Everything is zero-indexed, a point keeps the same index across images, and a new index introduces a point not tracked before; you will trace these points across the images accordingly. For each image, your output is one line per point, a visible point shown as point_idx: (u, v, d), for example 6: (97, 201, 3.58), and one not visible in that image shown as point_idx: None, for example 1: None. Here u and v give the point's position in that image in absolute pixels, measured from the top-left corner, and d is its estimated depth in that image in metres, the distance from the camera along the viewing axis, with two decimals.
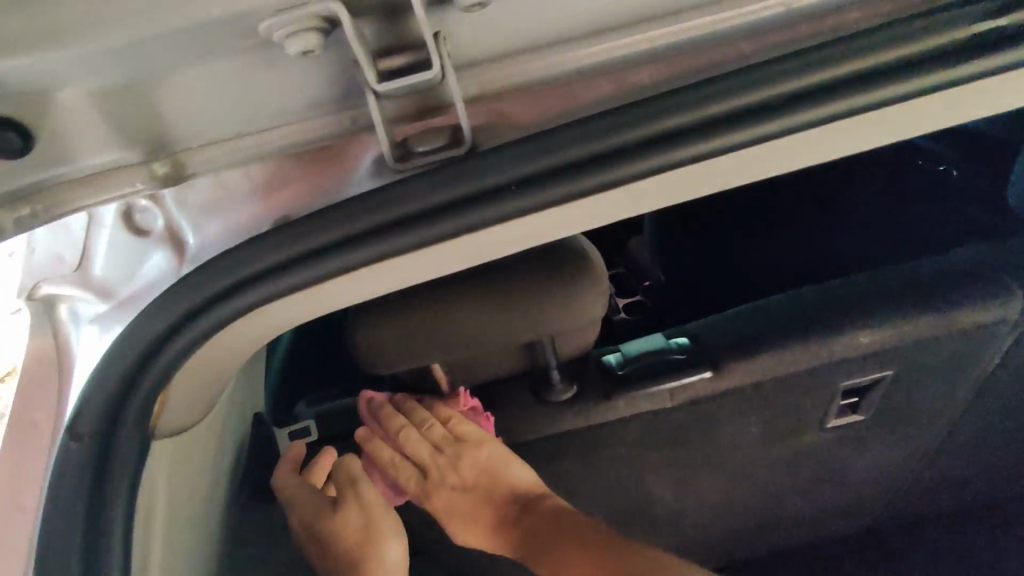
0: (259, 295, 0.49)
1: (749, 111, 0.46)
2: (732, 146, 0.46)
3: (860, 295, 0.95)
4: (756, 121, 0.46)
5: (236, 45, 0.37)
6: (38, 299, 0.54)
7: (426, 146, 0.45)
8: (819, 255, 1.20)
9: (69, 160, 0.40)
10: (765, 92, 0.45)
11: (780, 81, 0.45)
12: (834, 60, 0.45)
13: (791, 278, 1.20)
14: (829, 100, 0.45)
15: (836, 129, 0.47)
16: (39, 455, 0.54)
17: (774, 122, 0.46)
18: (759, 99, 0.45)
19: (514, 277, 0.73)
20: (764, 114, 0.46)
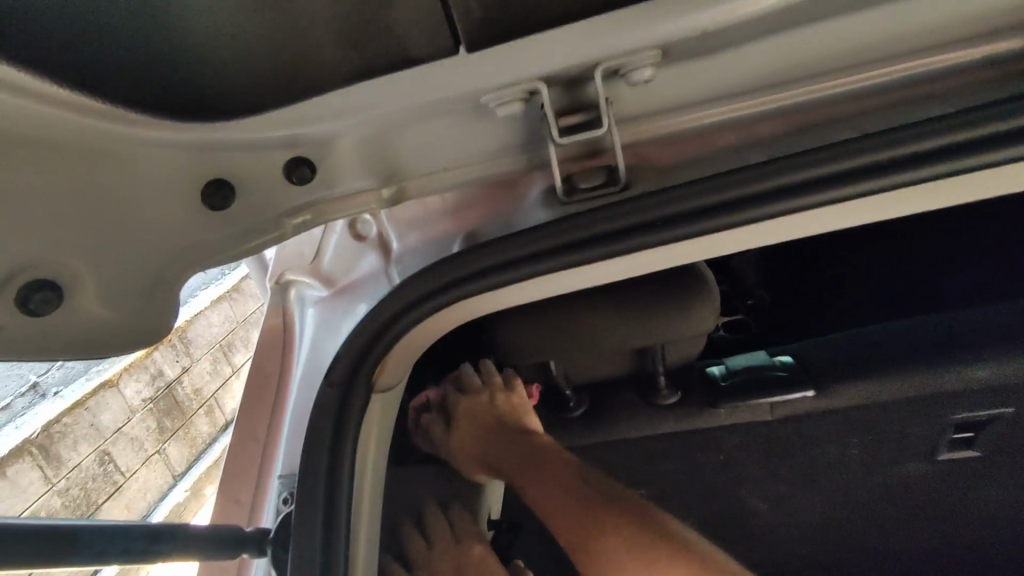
0: (442, 300, 0.56)
1: (883, 165, 0.50)
2: (857, 194, 0.51)
3: (976, 330, 0.97)
4: (882, 175, 0.50)
5: (460, 108, 0.51)
6: (280, 283, 0.72)
7: (587, 183, 0.56)
8: (938, 286, 1.20)
9: (330, 185, 0.54)
10: (894, 151, 0.50)
11: (912, 141, 0.49)
12: (967, 124, 0.49)
13: (905, 307, 1.21)
14: (956, 159, 0.49)
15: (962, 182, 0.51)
16: (267, 402, 0.70)
17: (910, 174, 0.50)
18: (887, 157, 0.50)
19: (636, 290, 0.83)
20: (891, 170, 0.50)
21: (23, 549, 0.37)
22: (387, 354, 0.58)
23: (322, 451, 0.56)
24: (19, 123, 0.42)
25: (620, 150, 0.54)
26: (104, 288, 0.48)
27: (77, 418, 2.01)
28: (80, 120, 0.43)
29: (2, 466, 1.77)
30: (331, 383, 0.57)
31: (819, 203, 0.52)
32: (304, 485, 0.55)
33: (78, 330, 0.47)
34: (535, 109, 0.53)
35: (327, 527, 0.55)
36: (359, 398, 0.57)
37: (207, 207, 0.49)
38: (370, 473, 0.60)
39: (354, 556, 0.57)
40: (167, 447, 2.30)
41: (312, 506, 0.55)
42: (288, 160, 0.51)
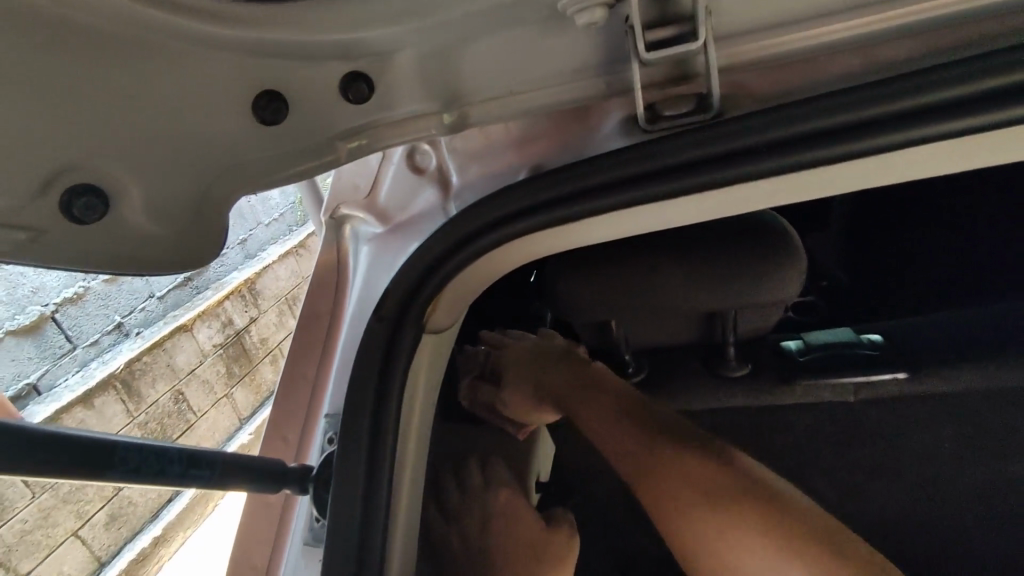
0: (503, 234, 0.51)
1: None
2: (1010, 120, 0.41)
3: None
4: None
5: (534, 17, 0.45)
6: (335, 217, 0.69)
7: (673, 111, 0.49)
8: None
9: (387, 106, 0.50)
10: None
11: None
12: None
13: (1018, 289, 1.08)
14: None
15: None
16: (319, 339, 0.68)
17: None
18: None
19: (712, 245, 0.76)
20: None
21: (58, 456, 0.36)
22: (441, 292, 0.54)
23: (368, 390, 0.53)
24: (69, 8, 0.38)
25: (716, 73, 0.46)
26: (150, 203, 0.45)
27: (155, 357, 2.11)
28: (133, 10, 0.40)
29: (89, 397, 1.88)
30: (380, 320, 0.54)
31: (961, 135, 0.43)
32: (349, 424, 0.52)
33: (123, 247, 0.45)
34: (618, 21, 0.46)
35: (369, 469, 0.52)
36: (409, 337, 0.54)
37: (258, 121, 0.46)
38: (418, 418, 0.56)
39: (397, 502, 0.54)
40: (235, 391, 2.41)
41: (356, 445, 0.52)
42: (343, 76, 0.47)
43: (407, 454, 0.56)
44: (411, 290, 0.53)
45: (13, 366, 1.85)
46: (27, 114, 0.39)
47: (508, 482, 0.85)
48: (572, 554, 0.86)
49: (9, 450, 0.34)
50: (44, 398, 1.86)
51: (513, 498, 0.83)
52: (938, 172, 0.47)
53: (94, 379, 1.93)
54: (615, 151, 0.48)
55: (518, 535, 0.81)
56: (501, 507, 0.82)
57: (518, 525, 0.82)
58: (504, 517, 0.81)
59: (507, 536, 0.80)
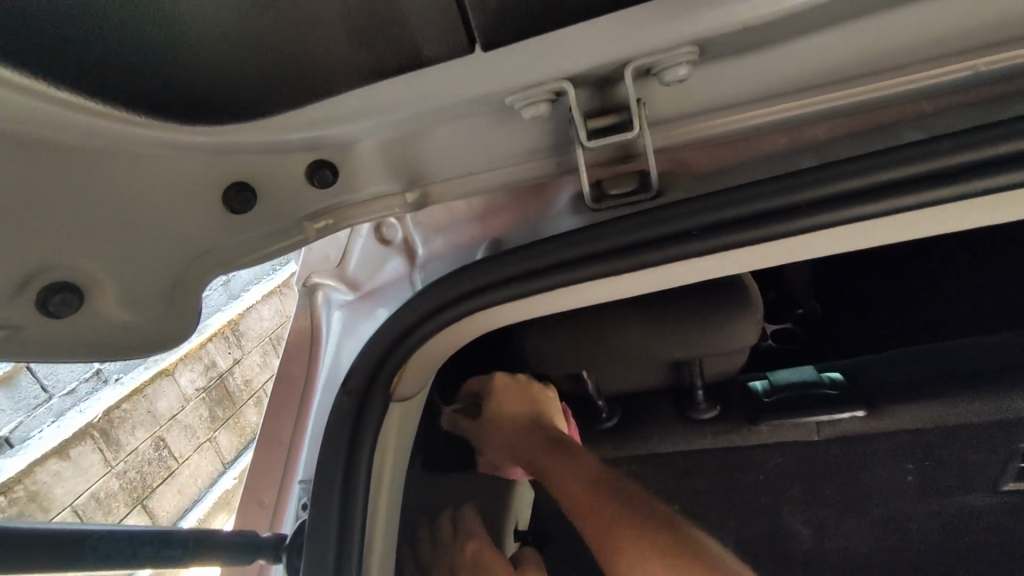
0: (462, 308, 0.54)
1: (940, 174, 0.46)
2: (907, 206, 0.47)
3: None
4: (937, 186, 0.46)
5: (486, 110, 0.49)
6: (307, 285, 0.71)
7: (618, 189, 0.53)
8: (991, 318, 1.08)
9: (351, 190, 0.53)
10: (949, 159, 0.45)
11: (968, 150, 0.45)
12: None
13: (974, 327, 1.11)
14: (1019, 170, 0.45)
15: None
16: (293, 404, 0.70)
17: (977, 183, 0.46)
18: (944, 165, 0.46)
19: (672, 298, 0.79)
20: (948, 181, 0.46)
21: (28, 550, 0.38)
22: (407, 362, 0.57)
23: (337, 458, 0.55)
24: (38, 128, 0.41)
25: (653, 156, 0.50)
26: (125, 293, 0.48)
27: (135, 404, 2.07)
28: (103, 125, 0.43)
29: (64, 449, 1.85)
30: (349, 391, 0.56)
31: (870, 214, 0.47)
32: (319, 492, 0.54)
33: (101, 332, 0.48)
34: (563, 111, 0.50)
35: (339, 538, 0.53)
36: (377, 406, 0.56)
37: (227, 210, 0.49)
38: (387, 483, 0.58)
39: (367, 567, 0.56)
40: (218, 435, 2.40)
41: (326, 515, 0.54)
42: (309, 164, 0.51)
43: (378, 524, 0.57)
44: (377, 361, 0.56)
45: None
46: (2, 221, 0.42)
47: (478, 533, 0.84)
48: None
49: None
50: (16, 452, 1.81)
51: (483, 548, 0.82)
52: (858, 246, 0.51)
53: (71, 429, 1.88)
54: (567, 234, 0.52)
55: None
56: (469, 561, 0.80)
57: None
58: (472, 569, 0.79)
59: None
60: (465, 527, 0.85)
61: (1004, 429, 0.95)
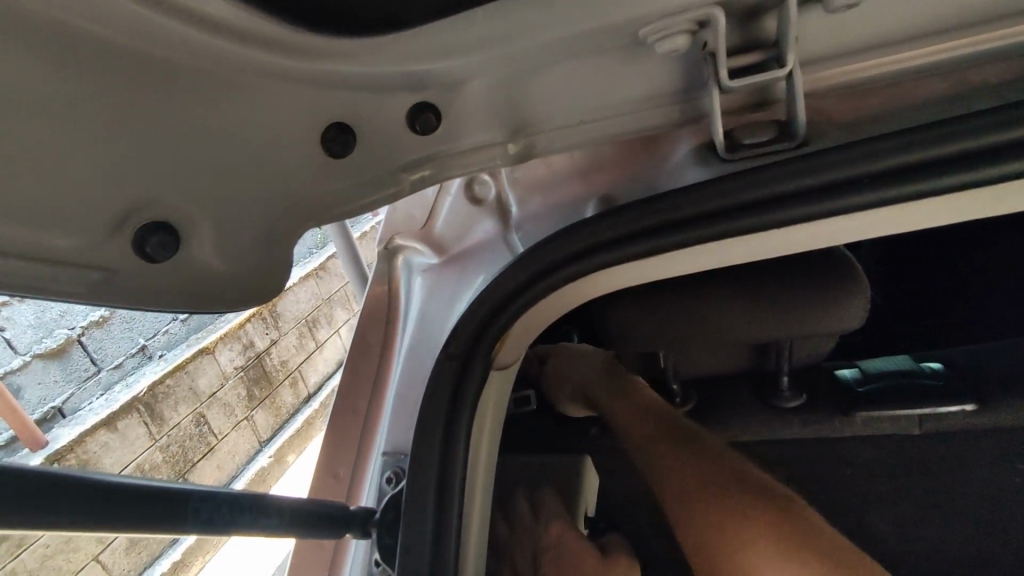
0: (572, 271, 0.50)
1: None
2: None
3: None
4: None
5: (611, 46, 0.44)
6: (388, 248, 0.67)
7: (754, 139, 0.46)
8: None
9: (453, 137, 0.48)
10: None
11: None
12: None
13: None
14: None
15: None
16: (371, 374, 0.67)
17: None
18: None
19: (769, 271, 0.73)
20: None
21: (126, 510, 0.35)
22: (508, 329, 0.52)
23: (435, 431, 0.50)
24: (136, 39, 0.36)
25: (801, 99, 0.44)
26: (223, 240, 0.45)
27: (179, 380, 2.10)
28: (201, 40, 0.38)
29: (112, 420, 1.87)
30: (449, 356, 0.52)
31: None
32: (414, 467, 0.50)
33: (192, 284, 0.44)
34: (698, 48, 0.45)
35: (437, 518, 0.49)
36: (475, 376, 0.51)
37: (327, 154, 0.45)
38: (482, 460, 0.54)
39: (464, 553, 0.51)
40: (255, 414, 2.41)
41: (422, 491, 0.49)
42: (411, 107, 0.46)
43: (474, 503, 0.53)
44: (477, 326, 0.51)
45: (39, 390, 1.84)
46: (87, 145, 0.38)
47: (560, 514, 0.80)
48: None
49: (57, 506, 0.32)
50: (68, 421, 1.84)
51: (566, 536, 0.77)
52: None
53: (118, 403, 1.92)
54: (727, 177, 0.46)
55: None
56: (555, 541, 0.77)
57: (569, 559, 0.76)
58: (557, 552, 0.76)
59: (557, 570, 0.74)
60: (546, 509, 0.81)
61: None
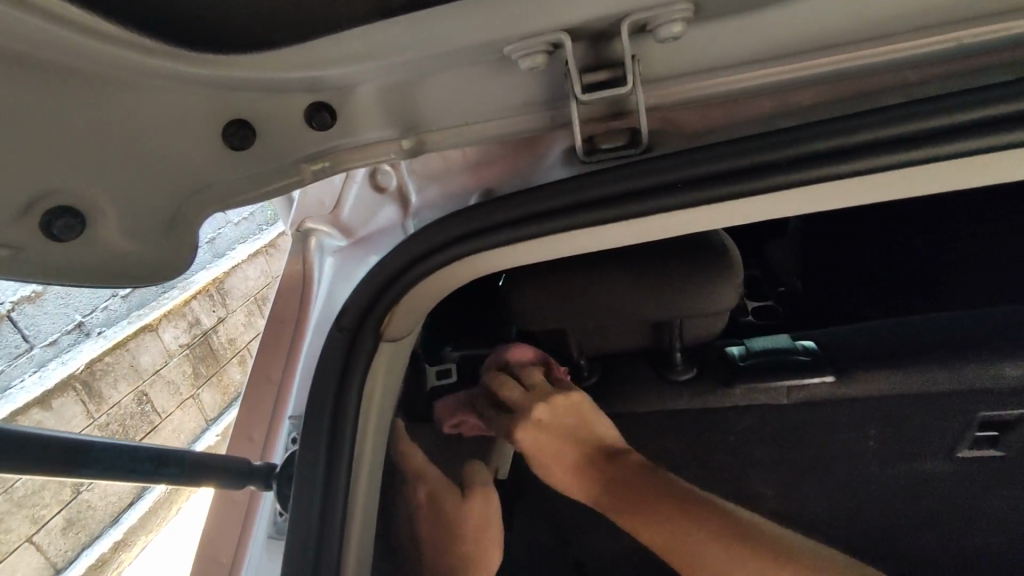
0: (450, 254, 0.56)
1: (913, 138, 0.48)
2: (876, 167, 0.50)
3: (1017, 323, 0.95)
4: (903, 148, 0.49)
5: (483, 59, 0.50)
6: (301, 231, 0.72)
7: (609, 144, 0.55)
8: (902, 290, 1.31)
9: (348, 134, 0.54)
10: (911, 126, 0.48)
11: (926, 118, 0.48)
12: (987, 102, 0.47)
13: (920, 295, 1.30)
14: (972, 135, 0.48)
15: (975, 161, 0.49)
16: (284, 345, 0.73)
17: (948, 147, 0.48)
18: (909, 131, 0.48)
19: (655, 258, 0.83)
20: (910, 144, 0.49)
21: (29, 457, 0.40)
22: (396, 305, 0.59)
23: (328, 395, 0.57)
24: (34, 47, 0.41)
25: (644, 112, 0.52)
26: (127, 221, 0.49)
27: (118, 357, 2.09)
28: (96, 49, 0.43)
29: (47, 398, 1.87)
30: (341, 328, 0.58)
31: (842, 172, 0.50)
32: (309, 426, 0.57)
33: (100, 261, 0.49)
34: (560, 65, 0.51)
35: (327, 469, 0.57)
36: (365, 346, 0.58)
37: (228, 146, 0.50)
38: (373, 422, 0.61)
39: (353, 499, 0.60)
40: (201, 393, 2.41)
41: (315, 445, 0.57)
42: (308, 107, 0.52)
43: (363, 460, 0.60)
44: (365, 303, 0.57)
45: None
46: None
47: (431, 470, 0.88)
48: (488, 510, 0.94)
49: None
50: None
51: (438, 486, 0.89)
52: (826, 204, 0.54)
53: (53, 380, 1.91)
54: (609, 170, 0.53)
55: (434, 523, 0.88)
56: (423, 499, 0.87)
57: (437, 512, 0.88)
58: (426, 507, 0.87)
59: (427, 527, 0.88)
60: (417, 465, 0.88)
61: (978, 398, 0.96)
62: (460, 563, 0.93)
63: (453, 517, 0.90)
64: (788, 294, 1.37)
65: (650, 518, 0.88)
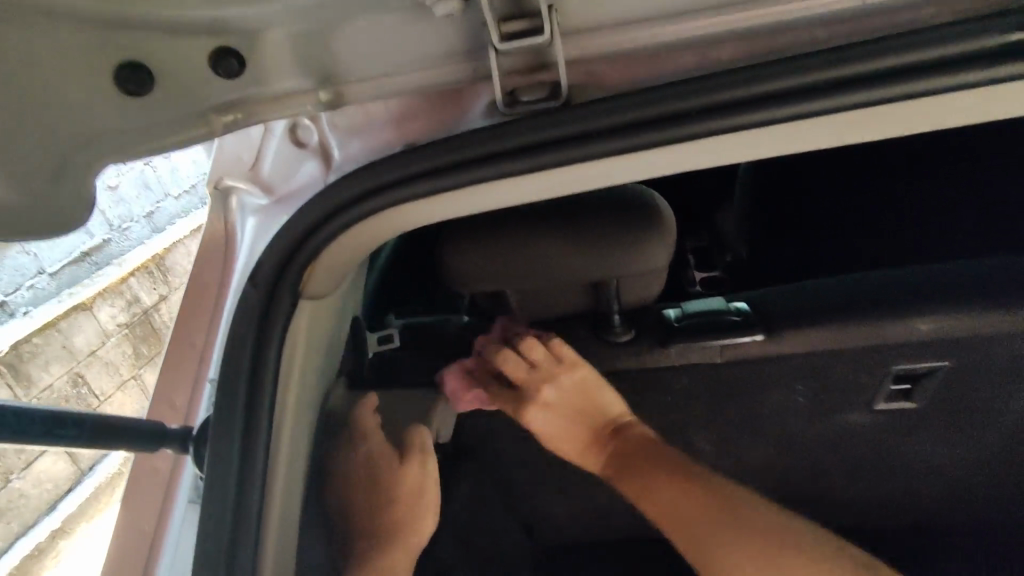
0: (375, 204, 0.58)
1: (807, 89, 0.52)
2: (775, 117, 0.53)
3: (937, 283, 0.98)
4: (799, 100, 0.52)
5: (395, 6, 0.49)
6: (221, 188, 0.69)
7: (530, 97, 0.54)
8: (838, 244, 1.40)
9: (261, 83, 0.51)
10: (805, 77, 0.51)
11: (822, 69, 0.51)
12: (873, 56, 0.51)
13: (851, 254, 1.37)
14: (862, 88, 0.51)
15: (867, 113, 0.53)
16: (206, 311, 0.71)
17: (844, 99, 0.52)
18: (805, 82, 0.51)
19: (589, 219, 0.86)
20: (805, 95, 0.52)
21: None
22: (318, 257, 0.59)
23: (242, 358, 0.59)
24: None
25: (563, 64, 0.51)
26: (11, 169, 0.48)
27: (48, 338, 2.01)
28: None
29: None
30: (255, 286, 0.59)
31: (745, 124, 0.53)
32: (223, 389, 0.59)
33: None
34: (478, 14, 0.50)
35: (243, 431, 0.58)
36: (280, 305, 0.59)
37: (123, 92, 0.48)
38: (294, 384, 0.61)
39: (274, 461, 0.60)
40: (144, 372, 2.33)
41: (228, 408, 0.59)
42: (212, 52, 0.48)
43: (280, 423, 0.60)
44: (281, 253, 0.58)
45: None
46: None
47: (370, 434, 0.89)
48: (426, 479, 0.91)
49: None
50: None
51: (378, 450, 0.90)
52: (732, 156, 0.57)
53: None
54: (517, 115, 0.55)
55: (373, 487, 0.90)
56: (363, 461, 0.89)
57: (377, 476, 0.90)
58: (365, 470, 0.89)
59: (365, 489, 0.89)
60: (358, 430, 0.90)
61: (896, 350, 0.98)
62: (391, 530, 0.91)
63: (390, 485, 0.90)
64: (734, 263, 1.58)
65: (680, 515, 0.93)
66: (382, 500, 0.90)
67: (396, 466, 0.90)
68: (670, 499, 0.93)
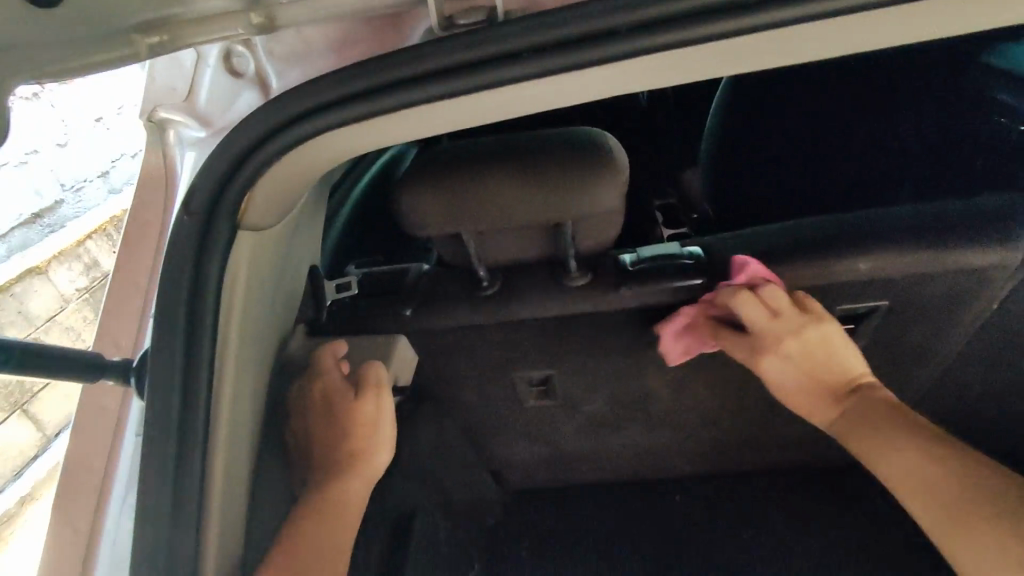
0: (316, 126, 0.59)
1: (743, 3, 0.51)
2: (711, 35, 0.52)
3: (889, 226, 0.97)
4: (737, 14, 0.51)
5: None
6: (155, 120, 0.67)
7: (468, 20, 0.54)
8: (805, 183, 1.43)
9: (183, 5, 0.49)
10: None
11: None
12: None
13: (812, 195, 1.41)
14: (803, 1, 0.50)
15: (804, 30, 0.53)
16: (152, 245, 0.73)
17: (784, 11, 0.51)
18: None
19: (544, 158, 0.86)
20: (740, 10, 0.51)
21: None
22: (262, 178, 0.64)
23: (180, 293, 0.65)
24: None
25: None
26: None
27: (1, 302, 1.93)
28: None
29: None
30: (191, 214, 0.65)
31: (686, 41, 0.53)
32: (166, 317, 0.66)
33: None
34: None
35: (186, 358, 0.66)
36: (219, 236, 0.65)
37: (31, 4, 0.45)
38: None
39: None
40: None
41: (171, 338, 0.65)
42: None
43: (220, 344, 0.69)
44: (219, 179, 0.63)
45: None
46: None
47: (327, 370, 0.91)
48: (382, 412, 0.92)
49: None
50: None
51: (333, 382, 0.91)
52: (667, 74, 0.59)
53: None
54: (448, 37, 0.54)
55: (325, 421, 0.90)
56: (316, 397, 0.90)
57: (330, 411, 0.90)
58: (321, 408, 0.90)
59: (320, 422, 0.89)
60: (313, 368, 0.93)
61: (839, 289, 1.00)
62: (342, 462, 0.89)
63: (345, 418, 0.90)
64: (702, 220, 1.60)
65: (920, 480, 0.81)
66: (331, 436, 0.89)
67: (350, 400, 0.91)
68: (906, 471, 0.83)
